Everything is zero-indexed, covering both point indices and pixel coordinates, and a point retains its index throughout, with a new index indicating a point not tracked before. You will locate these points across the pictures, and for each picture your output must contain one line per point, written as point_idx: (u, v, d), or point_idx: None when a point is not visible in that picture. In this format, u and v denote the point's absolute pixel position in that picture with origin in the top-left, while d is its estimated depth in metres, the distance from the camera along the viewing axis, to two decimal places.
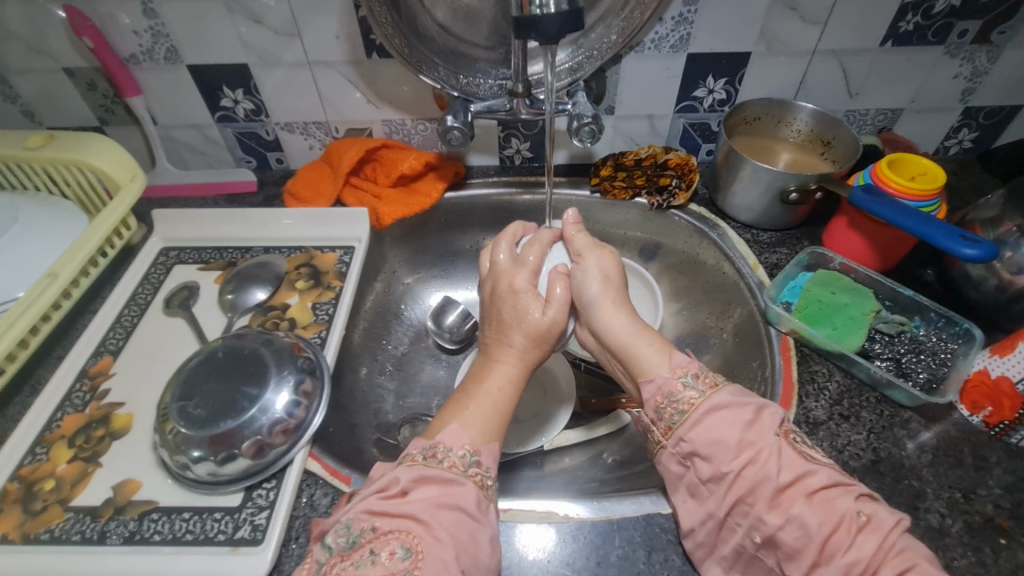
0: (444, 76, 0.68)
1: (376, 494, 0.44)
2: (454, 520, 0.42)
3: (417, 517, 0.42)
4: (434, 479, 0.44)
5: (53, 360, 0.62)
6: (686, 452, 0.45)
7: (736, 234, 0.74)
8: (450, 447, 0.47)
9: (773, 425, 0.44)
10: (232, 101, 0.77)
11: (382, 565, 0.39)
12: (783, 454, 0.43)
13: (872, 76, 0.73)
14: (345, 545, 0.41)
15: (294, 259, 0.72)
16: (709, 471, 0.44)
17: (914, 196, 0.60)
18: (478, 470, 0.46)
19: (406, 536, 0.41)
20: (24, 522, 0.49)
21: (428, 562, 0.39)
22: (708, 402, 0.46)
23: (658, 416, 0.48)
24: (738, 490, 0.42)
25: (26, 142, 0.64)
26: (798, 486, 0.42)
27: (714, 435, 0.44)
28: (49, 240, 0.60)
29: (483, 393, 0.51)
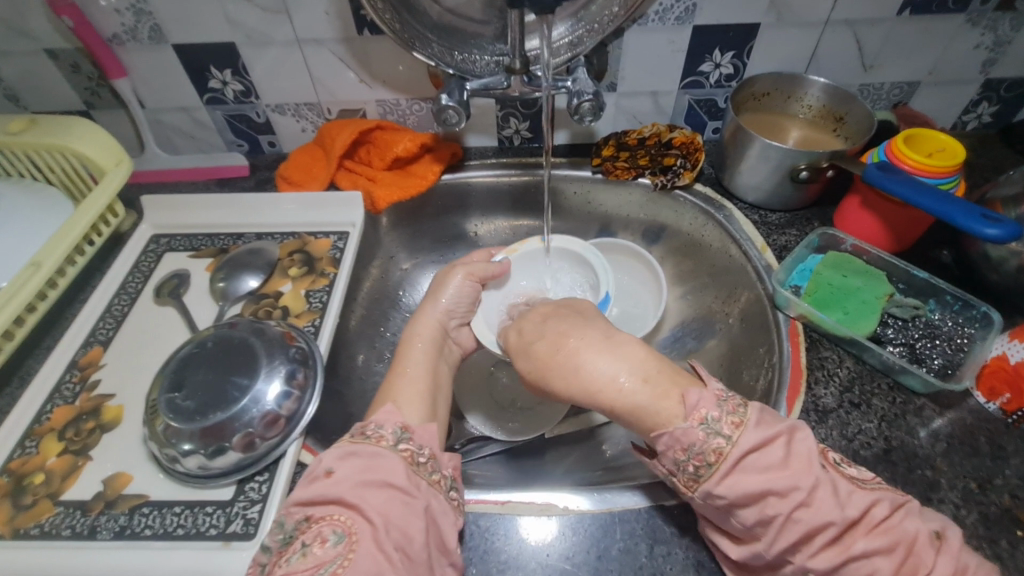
0: (438, 52, 0.65)
1: (303, 486, 0.42)
2: (382, 498, 0.40)
3: (345, 500, 0.40)
4: (359, 454, 0.43)
5: (42, 352, 0.60)
6: (722, 506, 0.40)
7: (743, 215, 0.71)
8: (380, 424, 0.46)
9: (811, 454, 0.40)
10: (220, 82, 0.74)
11: (314, 555, 0.37)
12: (839, 487, 0.39)
13: (888, 47, 0.69)
14: (281, 543, 0.40)
15: (286, 246, 0.70)
16: (754, 516, 0.39)
17: (932, 172, 0.57)
18: (410, 446, 0.45)
19: (336, 520, 0.39)
20: (14, 516, 0.48)
21: (361, 543, 0.38)
22: (739, 450, 0.40)
23: (680, 468, 0.42)
24: (792, 534, 0.38)
25: (7, 127, 0.62)
26: (866, 509, 0.38)
27: (755, 482, 0.39)
28: (31, 229, 0.58)
29: (405, 374, 0.54)
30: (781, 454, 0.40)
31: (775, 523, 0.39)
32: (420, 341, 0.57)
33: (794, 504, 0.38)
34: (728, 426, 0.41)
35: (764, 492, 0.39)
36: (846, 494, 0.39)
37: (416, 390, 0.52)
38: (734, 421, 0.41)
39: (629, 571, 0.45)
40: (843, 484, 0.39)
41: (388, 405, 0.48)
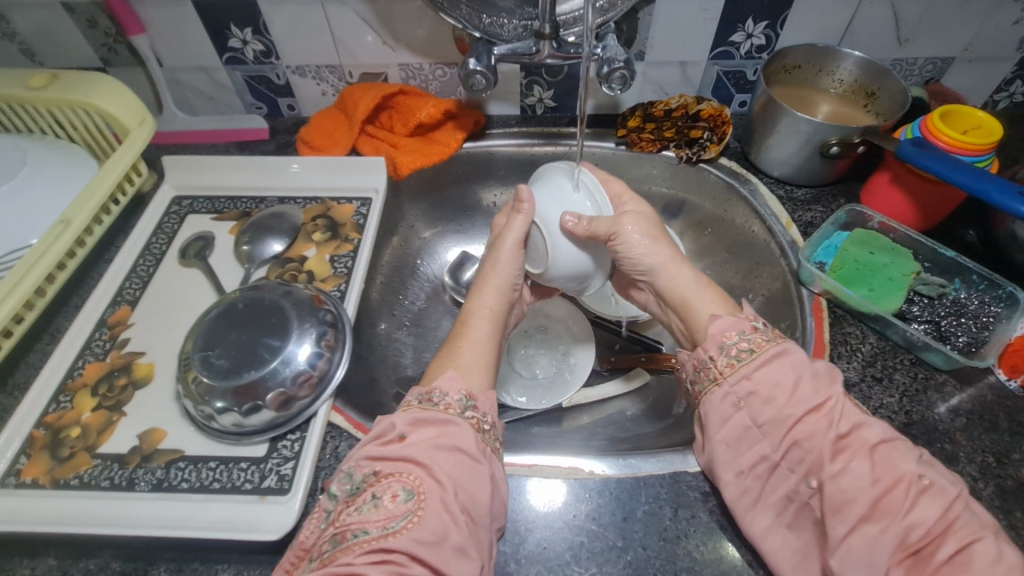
0: (466, 15, 0.64)
1: (374, 443, 0.44)
2: (453, 462, 0.42)
3: (416, 460, 0.42)
4: (430, 421, 0.44)
5: (71, 310, 0.61)
6: (745, 391, 0.45)
7: (768, 190, 0.71)
8: (444, 391, 0.47)
9: (837, 378, 0.45)
10: (241, 41, 0.73)
11: (385, 509, 0.39)
12: (846, 405, 0.43)
13: (925, 20, 0.67)
14: (349, 492, 0.41)
15: (310, 210, 0.70)
16: (768, 414, 0.44)
17: (966, 150, 0.56)
18: (476, 413, 0.46)
19: (406, 478, 0.41)
20: (53, 467, 0.49)
21: (432, 503, 0.39)
22: (778, 346, 0.46)
23: (721, 352, 0.47)
24: (797, 434, 0.42)
25: (29, 81, 0.61)
26: (859, 428, 0.42)
27: (776, 376, 0.44)
28: (58, 186, 0.58)
29: (470, 338, 0.54)
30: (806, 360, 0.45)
31: (787, 419, 0.43)
32: (483, 313, 0.56)
33: (808, 407, 0.43)
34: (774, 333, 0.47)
35: (786, 386, 0.44)
36: (850, 414, 0.42)
37: (480, 359, 0.52)
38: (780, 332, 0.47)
39: (654, 533, 0.46)
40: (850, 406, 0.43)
41: (451, 372, 0.49)
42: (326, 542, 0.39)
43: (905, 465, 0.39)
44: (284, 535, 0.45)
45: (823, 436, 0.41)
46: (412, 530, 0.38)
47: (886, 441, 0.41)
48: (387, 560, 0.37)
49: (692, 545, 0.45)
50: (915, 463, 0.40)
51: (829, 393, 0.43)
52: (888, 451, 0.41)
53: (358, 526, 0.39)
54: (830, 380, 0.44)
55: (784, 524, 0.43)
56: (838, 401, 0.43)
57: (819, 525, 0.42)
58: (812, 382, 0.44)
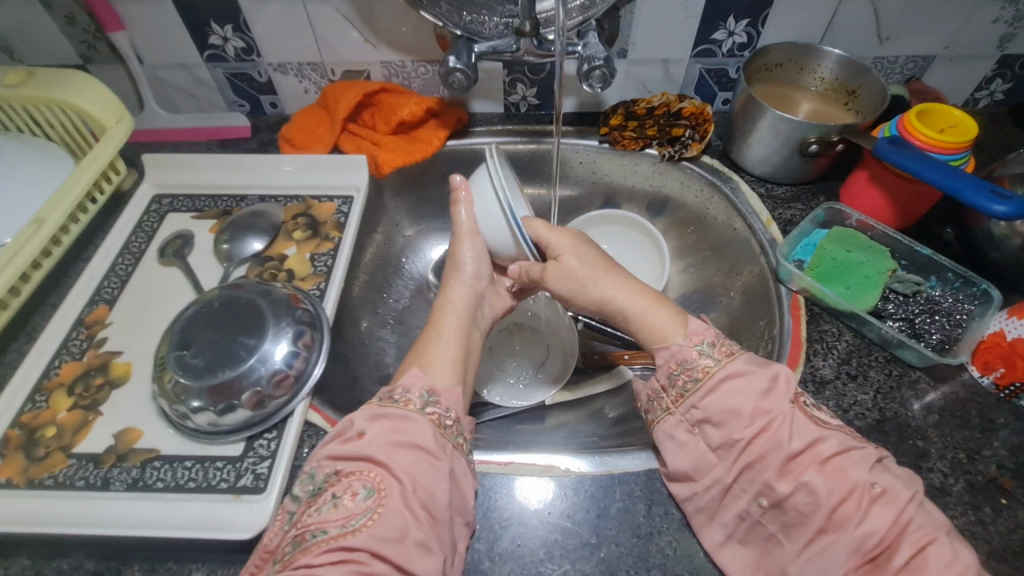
0: (446, 12, 0.64)
1: (334, 441, 0.44)
2: (411, 459, 0.42)
3: (374, 457, 0.42)
4: (388, 417, 0.44)
5: (48, 309, 0.60)
6: (696, 419, 0.45)
7: (749, 188, 0.71)
8: (407, 387, 0.47)
9: (788, 392, 0.43)
10: (221, 38, 0.72)
11: (344, 507, 0.40)
12: (795, 419, 0.42)
13: (906, 18, 0.68)
14: (311, 493, 0.42)
15: (290, 209, 0.69)
16: (719, 438, 0.44)
17: (942, 148, 0.56)
18: (437, 409, 0.46)
19: (366, 476, 0.41)
20: (27, 467, 0.49)
21: (391, 500, 0.40)
22: (724, 370, 0.45)
23: (670, 382, 0.47)
24: (749, 456, 0.42)
25: (4, 79, 0.61)
26: (813, 443, 0.41)
27: (727, 402, 0.43)
28: (33, 185, 0.58)
29: (438, 338, 0.53)
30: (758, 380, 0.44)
31: (735, 443, 0.43)
32: (453, 307, 0.55)
33: (756, 429, 0.42)
34: (720, 352, 0.46)
35: (735, 411, 0.43)
36: (804, 426, 0.42)
37: (449, 356, 0.51)
38: (726, 351, 0.46)
39: (627, 530, 0.46)
40: (802, 418, 0.43)
41: (415, 370, 0.49)
42: (289, 543, 0.40)
43: (857, 475, 0.40)
44: (258, 533, 0.45)
45: (774, 455, 0.41)
46: (371, 528, 0.39)
47: (841, 454, 0.41)
48: (343, 558, 0.37)
49: (665, 542, 0.46)
50: (868, 471, 0.40)
51: (781, 409, 0.43)
52: (841, 463, 0.41)
53: (319, 524, 0.39)
54: (778, 395, 0.43)
55: (736, 540, 0.44)
56: (785, 420, 0.42)
57: (770, 541, 0.42)
58: (755, 403, 0.43)
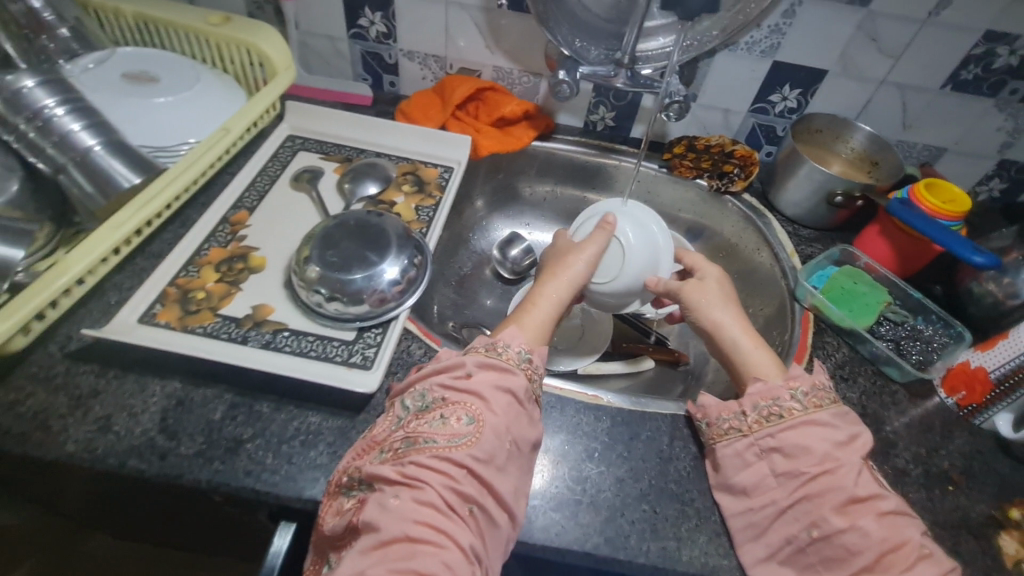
0: (564, 36, 0.79)
1: (444, 373, 0.54)
2: (506, 403, 0.51)
3: (478, 395, 0.51)
4: (494, 366, 0.53)
5: (199, 205, 0.73)
6: (767, 446, 0.52)
7: (779, 226, 0.85)
8: (507, 342, 0.56)
9: (862, 452, 0.51)
10: (369, 21, 0.88)
11: (450, 427, 0.48)
12: (861, 474, 0.49)
13: (926, 113, 0.83)
14: (421, 408, 0.51)
15: (402, 167, 0.83)
16: (786, 467, 0.51)
17: (944, 214, 0.70)
18: (529, 366, 0.56)
19: (469, 407, 0.50)
20: (183, 316, 0.61)
21: (488, 429, 0.49)
22: (807, 417, 0.52)
23: (753, 411, 0.54)
24: (811, 488, 0.49)
25: (208, 18, 0.74)
26: (875, 497, 0.48)
27: (802, 440, 0.51)
28: (219, 103, 0.70)
29: (532, 314, 0.62)
30: (841, 432, 0.51)
31: (802, 476, 0.50)
32: (550, 300, 0.63)
33: (825, 468, 0.50)
34: (807, 402, 0.53)
35: (808, 451, 0.50)
36: (866, 480, 0.49)
37: (540, 331, 0.61)
38: (815, 402, 0.53)
39: (653, 452, 0.58)
40: (868, 474, 0.50)
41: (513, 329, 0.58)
42: (397, 442, 0.49)
43: (910, 533, 0.47)
44: (370, 392, 0.56)
45: (838, 493, 0.48)
46: (471, 447, 0.48)
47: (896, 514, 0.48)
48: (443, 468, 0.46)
49: (679, 466, 0.57)
50: (918, 533, 0.47)
51: (852, 462, 0.50)
52: (895, 519, 0.47)
53: (427, 435, 0.48)
54: (851, 449, 0.50)
55: (775, 560, 0.50)
56: (854, 469, 0.49)
57: (808, 569, 0.49)
58: (834, 449, 0.50)
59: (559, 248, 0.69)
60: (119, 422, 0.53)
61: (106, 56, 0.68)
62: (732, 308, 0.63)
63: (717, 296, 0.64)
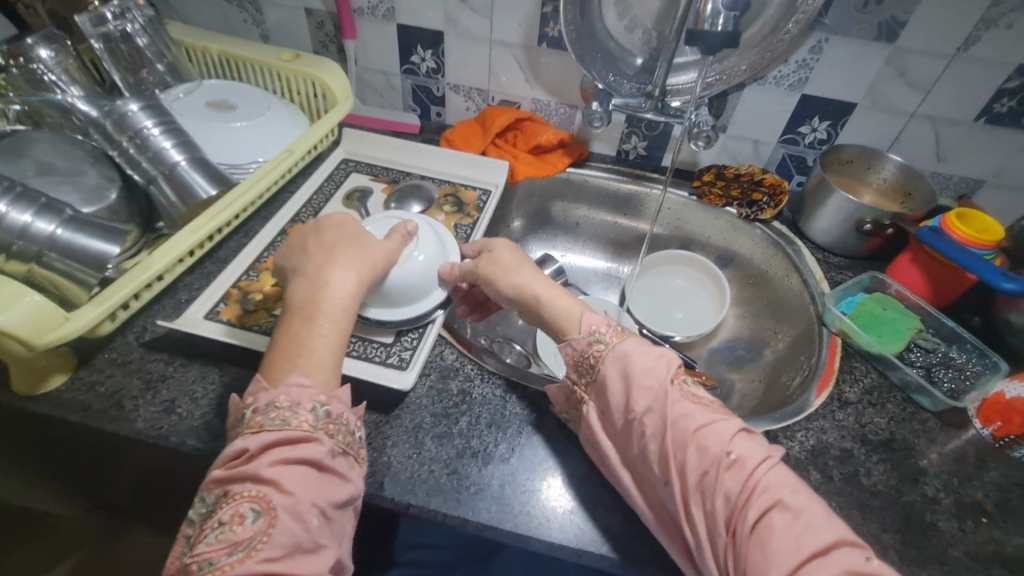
0: (598, 70, 0.84)
1: (225, 463, 0.45)
2: (297, 475, 0.44)
3: (260, 477, 0.43)
4: (286, 441, 0.45)
5: (262, 218, 0.81)
6: (603, 401, 0.53)
7: (809, 252, 0.86)
8: (295, 401, 0.48)
9: (665, 376, 0.51)
10: (421, 58, 0.96)
11: (231, 534, 0.41)
12: (669, 397, 0.49)
13: (961, 145, 0.83)
14: (204, 515, 0.43)
15: (443, 189, 0.89)
16: (620, 418, 0.51)
17: (977, 243, 0.70)
18: (331, 422, 0.48)
19: (252, 498, 0.42)
20: (242, 314, 0.67)
21: (280, 513, 0.42)
22: (616, 351, 0.53)
23: (579, 372, 0.55)
24: (642, 434, 0.50)
25: (281, 55, 0.84)
26: (680, 416, 0.48)
27: (616, 382, 0.52)
28: (285, 128, 0.78)
29: (318, 335, 0.53)
30: (653, 368, 0.51)
31: (632, 422, 0.50)
32: (339, 293, 0.56)
33: (645, 407, 0.50)
34: (611, 336, 0.55)
35: (628, 403, 0.51)
36: (674, 403, 0.49)
37: (331, 353, 0.52)
38: (617, 332, 0.55)
39: None
40: (676, 393, 0.50)
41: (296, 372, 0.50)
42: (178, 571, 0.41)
43: (716, 445, 0.46)
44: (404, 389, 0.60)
45: (657, 431, 0.49)
46: (262, 550, 0.40)
47: (707, 426, 0.47)
48: None
49: None
50: (729, 438, 0.46)
51: (662, 385, 0.50)
52: (706, 433, 0.47)
53: (203, 553, 0.40)
54: (659, 371, 0.51)
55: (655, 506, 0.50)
56: (661, 396, 0.49)
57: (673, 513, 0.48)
58: (642, 380, 0.51)
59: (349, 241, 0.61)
60: (181, 405, 0.59)
61: (194, 87, 0.78)
62: (533, 276, 0.62)
63: (510, 263, 0.63)
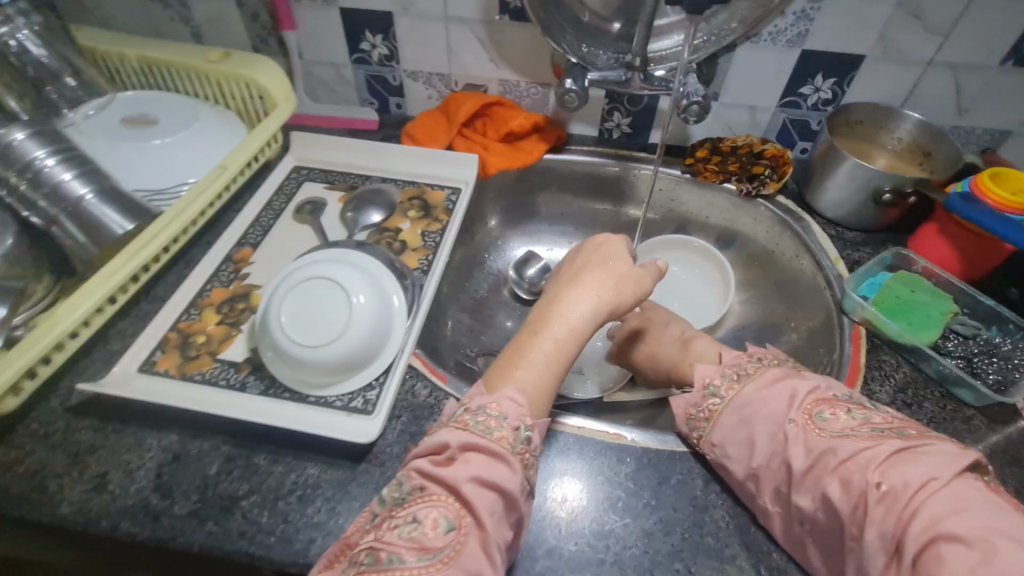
0: (569, 42, 0.74)
1: (428, 455, 0.45)
2: (491, 499, 0.42)
3: (459, 489, 0.42)
4: (482, 449, 0.44)
5: (203, 245, 0.72)
6: (720, 454, 0.51)
7: (820, 229, 0.77)
8: (504, 414, 0.46)
9: (788, 412, 0.48)
10: (371, 45, 0.85)
11: (423, 536, 0.40)
12: (802, 437, 0.46)
13: (985, 93, 0.74)
14: (397, 500, 0.43)
15: (407, 192, 0.80)
16: (746, 468, 0.49)
17: (1015, 209, 0.60)
18: (527, 449, 0.45)
19: (448, 506, 0.42)
20: (182, 363, 0.59)
21: (472, 539, 0.41)
22: (736, 404, 0.51)
23: (691, 427, 0.53)
24: (775, 481, 0.47)
25: (207, 55, 0.74)
26: (817, 457, 0.45)
27: (737, 436, 0.50)
28: (216, 140, 0.68)
29: (528, 356, 0.49)
30: (768, 405, 0.49)
31: (765, 472, 0.48)
32: (569, 321, 0.51)
33: (773, 455, 0.47)
34: (726, 389, 0.53)
35: (752, 446, 0.49)
36: (809, 441, 0.46)
37: (540, 375, 0.49)
38: (732, 385, 0.52)
39: (684, 499, 0.51)
40: (806, 433, 0.46)
41: (512, 390, 0.48)
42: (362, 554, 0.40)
43: (862, 478, 0.42)
44: (371, 441, 0.53)
45: (786, 472, 0.46)
46: (448, 565, 0.39)
47: (849, 458, 0.43)
48: None
49: (718, 515, 0.50)
50: (876, 471, 0.42)
51: (783, 427, 0.47)
52: (849, 467, 0.43)
53: (393, 544, 0.40)
54: (786, 412, 0.48)
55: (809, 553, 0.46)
56: (790, 436, 0.47)
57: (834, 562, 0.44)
58: (766, 430, 0.48)
59: (600, 259, 0.55)
60: (114, 480, 0.51)
61: (106, 101, 0.68)
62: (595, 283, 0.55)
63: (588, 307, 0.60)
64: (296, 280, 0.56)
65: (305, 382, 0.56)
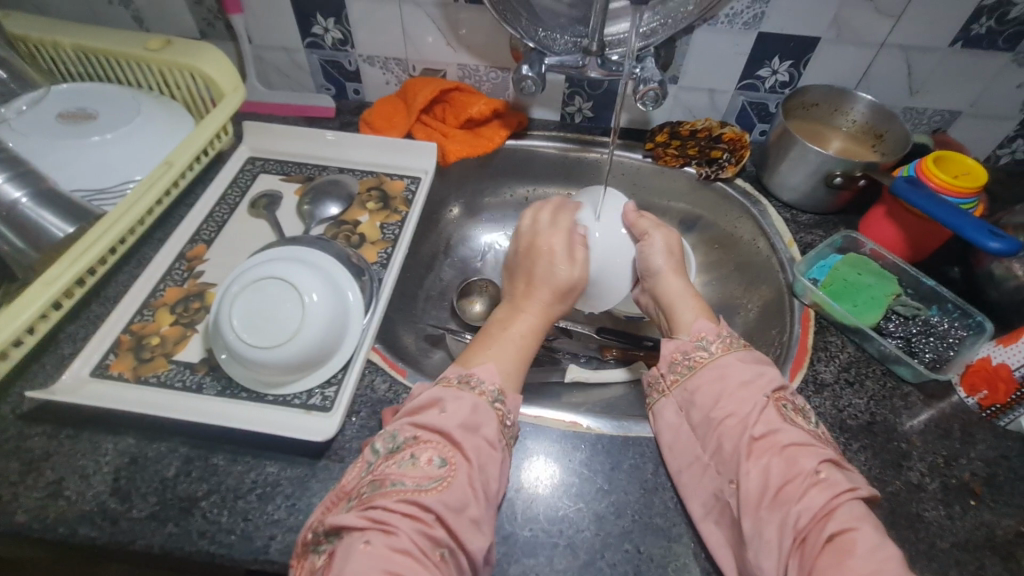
0: (525, 27, 0.73)
1: (415, 412, 0.48)
2: (480, 445, 0.46)
3: (449, 433, 0.46)
4: (465, 397, 0.48)
5: (155, 242, 0.70)
6: (684, 403, 0.53)
7: (776, 213, 0.78)
8: (481, 378, 0.51)
9: (766, 387, 0.50)
10: (323, 29, 0.82)
11: (422, 468, 0.44)
12: (766, 411, 0.49)
13: (935, 75, 0.75)
14: (390, 448, 0.46)
15: (365, 182, 0.79)
16: (701, 418, 0.51)
17: (955, 191, 0.63)
18: (502, 406, 0.50)
19: (441, 448, 0.45)
20: (136, 365, 0.58)
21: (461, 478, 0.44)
22: (716, 361, 0.53)
23: (668, 371, 0.55)
24: (719, 434, 0.49)
25: (147, 44, 0.70)
26: (773, 431, 0.48)
27: (708, 387, 0.52)
28: (162, 135, 0.66)
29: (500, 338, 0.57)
30: (756, 377, 0.51)
31: (722, 424, 0.49)
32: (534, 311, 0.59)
33: (730, 414, 0.49)
34: (716, 346, 0.55)
35: (717, 400, 0.51)
36: (770, 416, 0.48)
37: (510, 353, 0.55)
38: (723, 344, 0.54)
39: (635, 482, 0.53)
40: (773, 410, 0.49)
41: (489, 365, 0.53)
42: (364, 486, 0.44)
43: (806, 462, 0.45)
44: (328, 439, 0.53)
45: (738, 435, 0.48)
46: (441, 492, 0.43)
47: (797, 444, 0.47)
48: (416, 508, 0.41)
49: (666, 496, 0.52)
50: (816, 461, 0.46)
51: (756, 399, 0.49)
52: (795, 452, 0.46)
53: (393, 477, 0.43)
54: (756, 388, 0.50)
55: (711, 519, 0.49)
56: (759, 407, 0.49)
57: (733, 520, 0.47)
58: (736, 391, 0.50)
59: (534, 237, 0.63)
60: (70, 486, 0.51)
61: (41, 95, 0.66)
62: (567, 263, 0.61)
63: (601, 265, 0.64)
64: (250, 278, 0.56)
65: (262, 380, 0.56)
